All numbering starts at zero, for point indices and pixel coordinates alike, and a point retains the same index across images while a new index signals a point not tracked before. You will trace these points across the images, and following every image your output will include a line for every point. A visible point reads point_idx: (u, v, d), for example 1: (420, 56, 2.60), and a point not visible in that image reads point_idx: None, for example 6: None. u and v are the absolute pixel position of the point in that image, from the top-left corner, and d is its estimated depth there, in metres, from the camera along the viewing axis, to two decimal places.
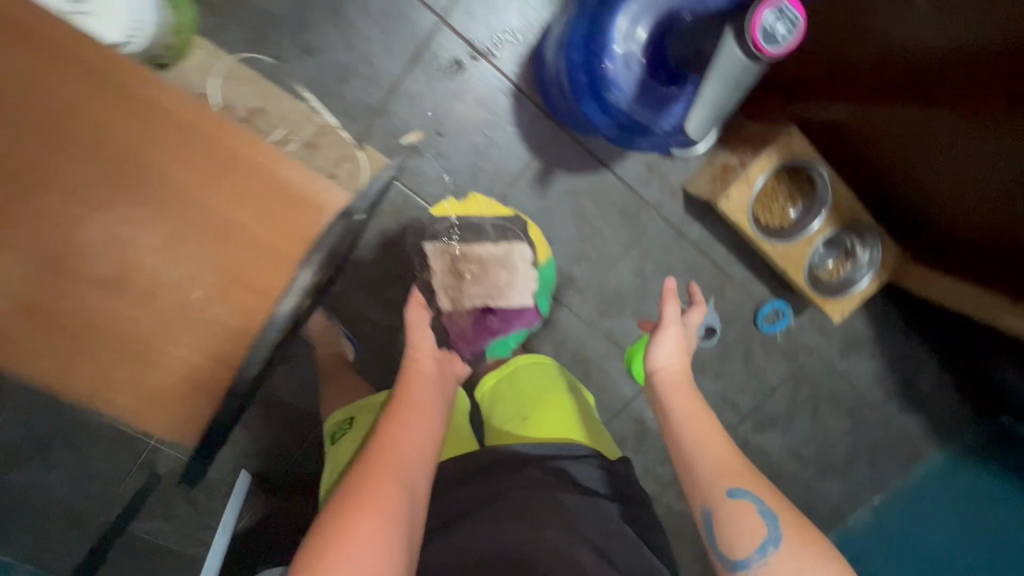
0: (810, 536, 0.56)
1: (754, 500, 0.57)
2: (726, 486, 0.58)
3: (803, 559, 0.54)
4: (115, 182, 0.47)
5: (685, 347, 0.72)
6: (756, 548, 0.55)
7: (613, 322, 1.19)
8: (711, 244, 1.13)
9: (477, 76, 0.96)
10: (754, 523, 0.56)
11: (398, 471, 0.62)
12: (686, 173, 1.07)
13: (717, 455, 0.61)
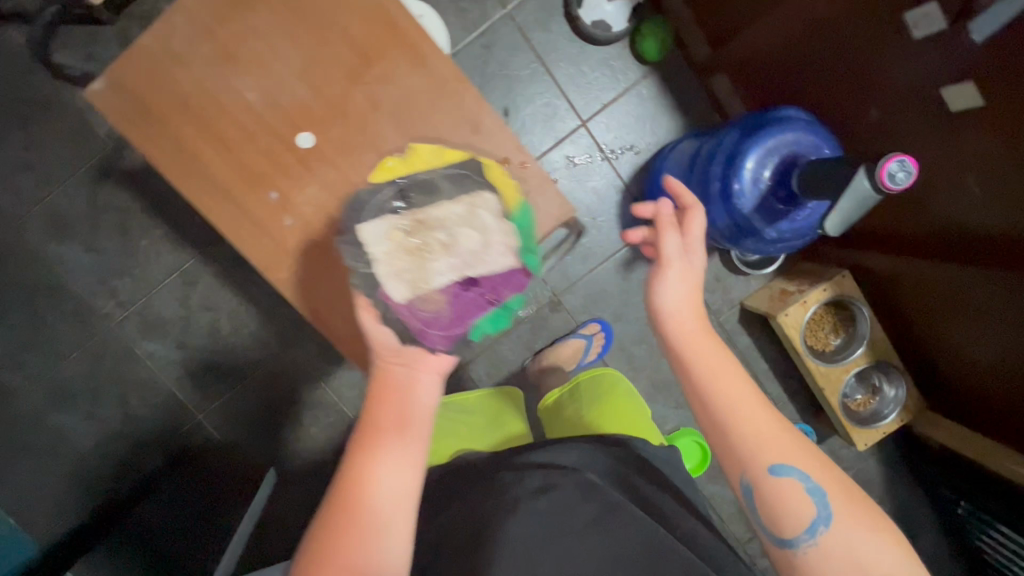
0: (864, 509, 0.55)
1: (803, 476, 0.56)
2: (768, 463, 0.57)
3: (857, 531, 0.54)
4: (431, 162, 0.66)
5: (694, 285, 0.64)
6: (809, 526, 0.55)
7: (655, 407, 1.27)
8: (755, 357, 1.27)
9: (598, 169, 1.17)
10: (805, 505, 0.55)
11: (369, 510, 0.51)
12: (746, 291, 1.25)
13: (762, 432, 0.58)
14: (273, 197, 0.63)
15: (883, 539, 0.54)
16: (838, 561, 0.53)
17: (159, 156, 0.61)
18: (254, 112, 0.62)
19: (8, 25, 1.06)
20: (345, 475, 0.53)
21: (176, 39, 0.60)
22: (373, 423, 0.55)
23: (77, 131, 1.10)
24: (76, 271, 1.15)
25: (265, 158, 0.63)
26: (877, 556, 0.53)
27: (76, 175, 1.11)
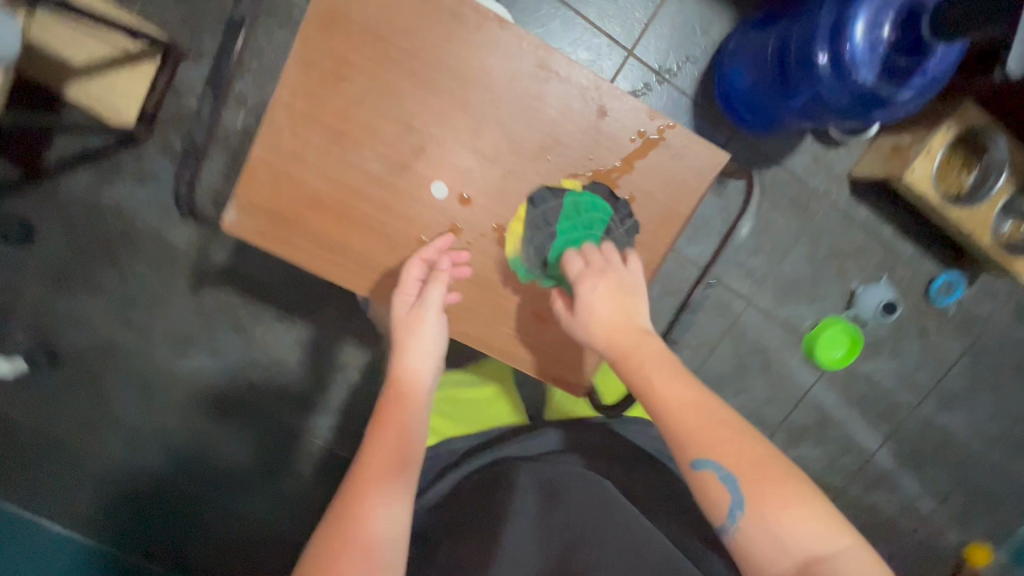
0: (797, 494, 0.50)
1: (718, 468, 0.51)
2: (688, 453, 0.52)
3: (774, 516, 0.49)
4: (557, 164, 0.64)
5: (621, 293, 0.59)
6: (727, 513, 0.51)
7: (790, 309, 1.23)
8: (879, 224, 1.20)
9: (659, 94, 1.09)
10: (720, 491, 0.51)
11: (393, 486, 0.52)
12: (849, 160, 1.16)
13: (678, 410, 0.54)
14: (426, 257, 0.63)
15: (814, 523, 0.49)
16: (758, 546, 0.49)
17: (313, 263, 0.61)
18: (384, 181, 0.61)
19: (64, 178, 1.07)
20: (353, 513, 0.49)
21: (285, 137, 0.58)
22: (389, 460, 0.53)
23: (160, 252, 1.13)
24: (213, 379, 1.20)
25: (407, 223, 0.62)
26: (801, 541, 0.48)
27: (180, 293, 1.15)
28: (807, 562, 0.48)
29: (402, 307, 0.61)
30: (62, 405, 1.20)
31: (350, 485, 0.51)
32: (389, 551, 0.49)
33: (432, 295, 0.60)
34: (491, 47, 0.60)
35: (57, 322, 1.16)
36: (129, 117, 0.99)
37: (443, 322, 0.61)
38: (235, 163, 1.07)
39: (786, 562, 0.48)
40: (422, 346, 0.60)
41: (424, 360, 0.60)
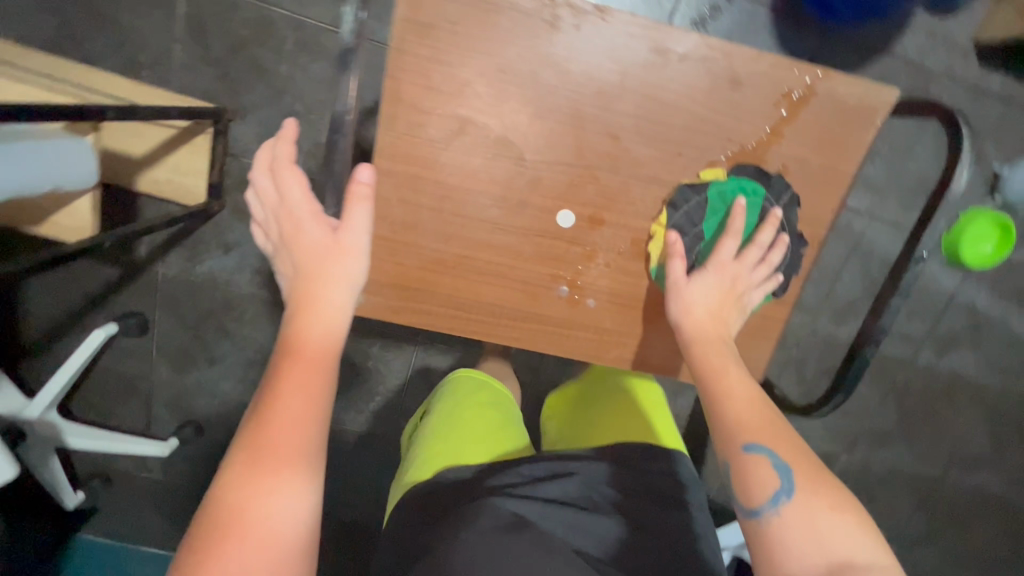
0: (843, 503, 0.49)
1: (772, 455, 0.51)
2: (743, 440, 0.52)
3: (817, 515, 0.48)
4: (676, 161, 0.61)
5: (723, 298, 0.60)
6: (766, 499, 0.49)
7: (922, 213, 1.09)
8: (1019, 90, 1.01)
9: (731, 12, 0.95)
10: (768, 474, 0.50)
11: (300, 408, 0.47)
12: (973, 24, 0.97)
13: (739, 405, 0.54)
14: (565, 291, 0.64)
15: (854, 533, 0.47)
16: (792, 538, 0.47)
17: (458, 323, 0.64)
18: (513, 228, 0.61)
19: (156, 265, 1.09)
20: (251, 474, 0.44)
21: (394, 207, 0.59)
22: (297, 419, 0.47)
23: (262, 313, 1.14)
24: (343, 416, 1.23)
25: (541, 262, 0.63)
26: (838, 542, 0.46)
27: None
28: (839, 564, 0.45)
29: (315, 228, 0.54)
30: (216, 466, 1.27)
31: (258, 413, 0.47)
32: (293, 527, 0.44)
33: (356, 214, 0.53)
34: (588, 61, 0.57)
35: (189, 396, 1.20)
36: (198, 195, 1.00)
37: (361, 255, 0.54)
38: None
39: (816, 558, 0.46)
40: (337, 276, 0.53)
41: (343, 294, 0.53)
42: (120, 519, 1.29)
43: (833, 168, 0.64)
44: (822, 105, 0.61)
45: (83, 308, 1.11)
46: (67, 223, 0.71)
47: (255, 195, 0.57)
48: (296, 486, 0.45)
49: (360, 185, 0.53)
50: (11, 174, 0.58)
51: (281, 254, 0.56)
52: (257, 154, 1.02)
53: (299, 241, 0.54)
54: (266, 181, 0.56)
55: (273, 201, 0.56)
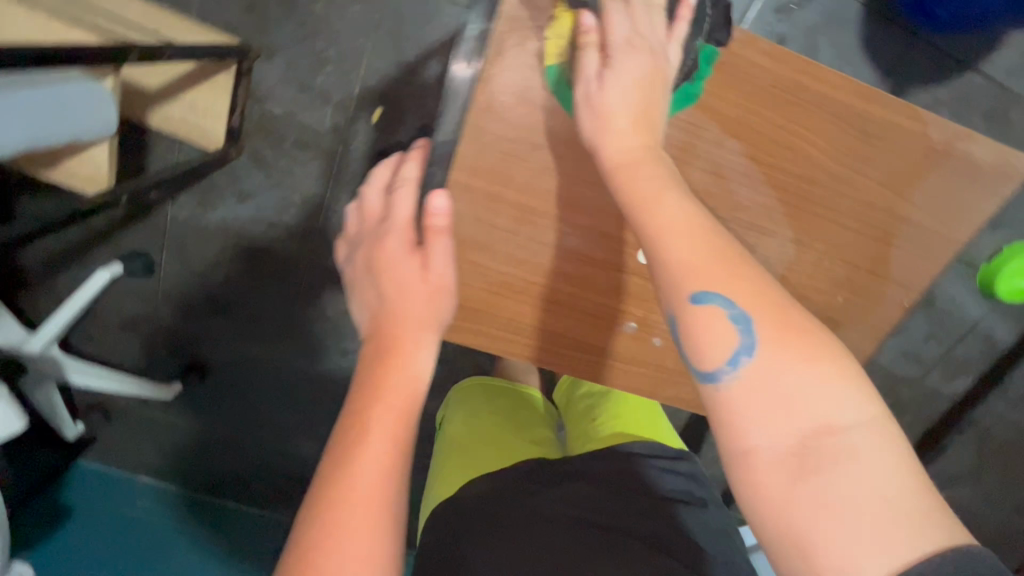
0: (823, 353, 0.36)
1: (725, 307, 0.38)
2: (688, 292, 0.39)
3: (786, 373, 0.36)
4: (788, 212, 0.50)
5: (648, 102, 0.42)
6: (723, 361, 0.38)
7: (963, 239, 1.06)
8: None
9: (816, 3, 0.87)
10: (724, 331, 0.38)
11: (398, 402, 0.38)
12: None
13: (685, 251, 0.40)
14: (631, 327, 0.59)
15: (838, 389, 0.36)
16: (756, 407, 0.37)
17: (517, 349, 0.60)
18: (585, 258, 0.56)
19: (166, 206, 1.03)
20: (360, 425, 0.37)
21: (462, 223, 0.53)
22: (411, 375, 0.40)
23: (273, 267, 1.08)
24: (348, 378, 1.20)
25: (604, 294, 0.58)
26: (810, 398, 0.35)
27: (303, 304, 1.12)
28: (821, 426, 0.35)
29: (404, 262, 0.43)
30: (218, 410, 1.26)
31: (355, 409, 0.38)
32: (394, 491, 0.37)
33: (441, 249, 0.44)
34: (692, 63, 0.45)
35: (194, 342, 1.17)
36: (217, 139, 0.92)
37: (451, 298, 0.45)
38: (331, 165, 0.98)
39: (785, 427, 0.35)
40: (425, 319, 0.42)
41: (431, 333, 0.42)
42: (115, 450, 1.29)
43: (957, 237, 0.51)
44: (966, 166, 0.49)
45: (85, 244, 1.05)
46: (76, 169, 0.65)
47: (356, 211, 0.48)
48: (401, 445, 0.38)
49: (439, 220, 0.44)
50: (25, 125, 0.51)
51: (358, 287, 0.45)
52: (282, 100, 0.93)
53: (385, 265, 0.43)
54: (375, 196, 0.46)
55: (368, 223, 0.46)
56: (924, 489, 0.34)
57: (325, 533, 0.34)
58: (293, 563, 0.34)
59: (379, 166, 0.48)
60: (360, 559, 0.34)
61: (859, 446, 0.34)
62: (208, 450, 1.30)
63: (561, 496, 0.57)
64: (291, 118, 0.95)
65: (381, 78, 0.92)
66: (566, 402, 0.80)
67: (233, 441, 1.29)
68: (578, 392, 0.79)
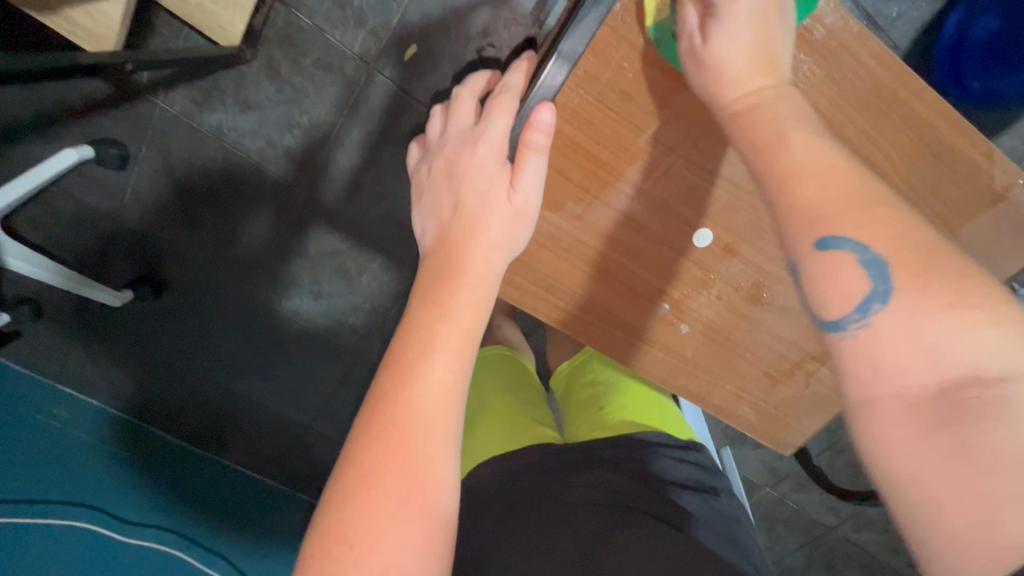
0: (982, 294, 0.31)
1: (860, 250, 0.34)
2: (815, 236, 0.36)
3: (929, 319, 0.32)
4: None
5: (772, 9, 0.41)
6: (856, 306, 0.34)
7: None
8: None
9: None
10: (850, 273, 0.34)
11: (465, 325, 0.37)
12: None
13: (814, 189, 0.37)
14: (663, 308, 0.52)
15: (1002, 338, 0.30)
16: (888, 358, 0.33)
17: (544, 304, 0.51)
18: (637, 224, 0.49)
19: (156, 96, 0.93)
20: (423, 343, 0.35)
21: None
22: (480, 299, 0.38)
23: (266, 188, 1.01)
24: (316, 321, 1.14)
25: (652, 271, 0.50)
26: (966, 342, 0.31)
27: (285, 234, 1.05)
28: (971, 378, 0.30)
29: (491, 174, 0.40)
30: (168, 329, 1.16)
31: (417, 327, 0.36)
32: (454, 412, 0.35)
33: (532, 168, 0.40)
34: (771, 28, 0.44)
35: (156, 249, 1.07)
36: (233, 38, 0.85)
37: (530, 224, 0.41)
38: (350, 94, 0.92)
39: (928, 376, 0.31)
40: (498, 240, 0.40)
41: (501, 257, 0.40)
42: (39, 352, 1.17)
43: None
44: (1007, 214, 0.51)
45: (55, 118, 0.95)
46: (86, 24, 0.58)
47: (441, 116, 0.45)
48: (463, 368, 0.36)
49: (540, 135, 0.40)
50: None
51: (430, 194, 0.42)
52: (312, 11, 0.86)
53: (468, 175, 0.40)
54: (466, 100, 0.43)
55: (454, 126, 0.43)
56: None
57: (387, 454, 0.33)
58: (347, 479, 0.33)
59: (475, 77, 0.47)
60: (423, 483, 0.33)
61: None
62: (146, 369, 1.20)
63: (593, 482, 0.58)
64: (318, 34, 0.88)
65: (423, 15, 0.86)
66: (567, 386, 0.80)
67: (177, 364, 1.20)
68: (580, 376, 0.78)
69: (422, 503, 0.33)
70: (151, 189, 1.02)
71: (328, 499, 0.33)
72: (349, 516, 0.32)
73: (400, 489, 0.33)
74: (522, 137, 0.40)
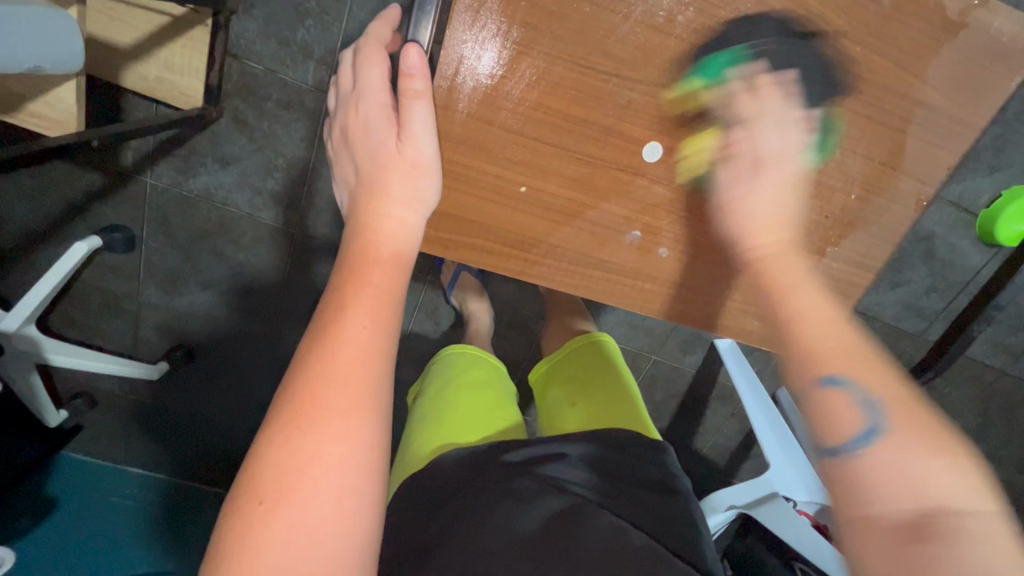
0: (952, 443, 0.36)
1: (857, 389, 0.39)
2: (824, 374, 0.40)
3: (911, 454, 0.36)
4: (803, 100, 0.48)
5: (791, 189, 0.47)
6: (850, 432, 0.38)
7: (964, 185, 1.00)
8: None
9: None
10: (848, 410, 0.38)
11: (382, 286, 0.38)
12: None
13: (830, 336, 0.41)
14: (636, 237, 0.52)
15: (959, 478, 0.34)
16: (875, 485, 0.36)
17: (510, 262, 0.51)
18: (582, 154, 0.48)
19: (144, 174, 0.98)
20: (340, 303, 0.37)
21: (456, 126, 0.46)
22: (392, 257, 0.40)
23: (261, 235, 1.04)
24: None
25: (612, 199, 0.50)
26: (940, 479, 0.34)
27: (291, 274, 1.08)
28: (933, 507, 0.33)
29: (378, 130, 0.42)
30: (207, 391, 1.22)
31: (335, 291, 0.38)
32: (373, 367, 0.36)
33: (417, 116, 0.42)
34: None
35: (177, 317, 1.13)
36: (194, 98, 0.88)
37: (428, 173, 0.43)
38: (315, 125, 0.94)
39: (904, 503, 0.34)
40: (400, 196, 0.41)
41: (408, 214, 0.42)
42: (101, 439, 1.25)
43: (965, 122, 0.49)
44: (984, 43, 0.47)
45: (63, 218, 1.02)
46: (46, 113, 0.63)
47: (334, 85, 0.47)
48: (382, 325, 0.37)
49: (417, 80, 0.42)
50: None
51: (336, 163, 0.45)
52: (262, 57, 0.89)
53: (360, 137, 0.43)
54: (347, 61, 0.45)
55: (340, 90, 0.45)
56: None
57: (301, 410, 0.34)
58: (264, 440, 0.34)
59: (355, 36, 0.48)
60: (337, 437, 0.34)
61: (978, 533, 0.32)
62: (196, 433, 1.26)
63: (527, 500, 0.57)
64: (272, 76, 0.91)
65: (363, 29, 0.87)
66: (543, 390, 0.81)
67: (221, 423, 1.25)
68: (559, 375, 0.79)
69: (336, 460, 0.33)
70: (160, 263, 1.07)
71: (245, 466, 0.34)
72: (264, 476, 0.32)
73: (314, 444, 0.33)
74: (400, 87, 0.42)
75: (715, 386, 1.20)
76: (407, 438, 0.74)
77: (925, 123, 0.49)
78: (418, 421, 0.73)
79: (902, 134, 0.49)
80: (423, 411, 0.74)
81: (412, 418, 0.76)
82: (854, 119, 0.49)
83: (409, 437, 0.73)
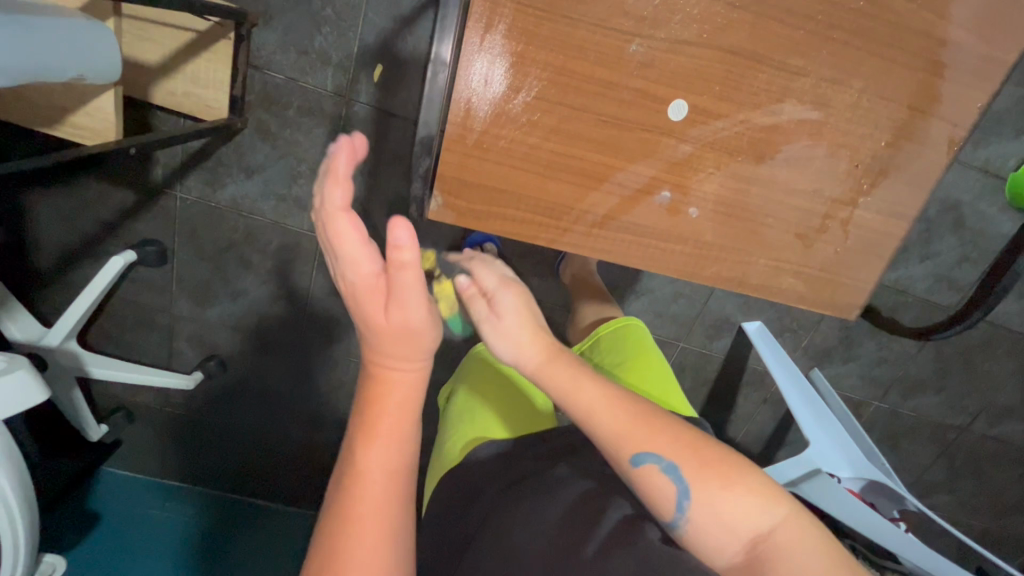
0: (742, 475, 0.46)
1: (663, 462, 0.46)
2: (629, 455, 0.47)
3: (721, 501, 0.45)
4: (824, 50, 0.48)
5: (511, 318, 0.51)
6: (674, 507, 0.46)
7: (990, 150, 0.98)
8: None
9: None
10: (662, 486, 0.46)
11: (395, 424, 0.47)
12: None
13: (615, 419, 0.48)
14: (666, 198, 0.52)
15: (757, 499, 0.45)
16: (707, 534, 0.45)
17: (545, 231, 0.53)
18: (608, 117, 0.49)
19: (174, 188, 1.02)
20: (362, 442, 0.46)
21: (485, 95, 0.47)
22: (399, 404, 0.47)
23: (287, 242, 1.07)
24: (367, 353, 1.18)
25: (639, 161, 0.50)
26: (746, 516, 0.44)
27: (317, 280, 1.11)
28: (752, 540, 0.44)
29: (370, 303, 0.44)
30: (240, 402, 1.24)
31: (358, 431, 0.47)
32: (396, 496, 0.46)
33: (408, 286, 0.43)
34: None
35: (209, 329, 1.16)
36: (220, 110, 0.91)
37: (429, 324, 0.46)
38: (336, 131, 0.97)
39: (732, 543, 0.44)
40: (400, 352, 0.46)
41: (412, 363, 0.47)
42: (141, 453, 1.28)
43: (991, 64, 0.49)
44: None
45: (98, 236, 1.06)
46: (88, 123, 0.66)
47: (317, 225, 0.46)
48: (394, 459, 0.46)
49: (404, 252, 0.41)
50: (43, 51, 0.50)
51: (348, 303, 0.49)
52: (282, 66, 0.92)
53: (358, 302, 0.45)
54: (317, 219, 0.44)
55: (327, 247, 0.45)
56: (821, 545, 0.44)
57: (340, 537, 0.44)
58: (316, 555, 0.45)
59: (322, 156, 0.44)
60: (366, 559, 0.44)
61: (785, 543, 0.43)
62: (231, 445, 1.29)
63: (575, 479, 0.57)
64: (293, 85, 0.94)
65: (378, 33, 0.90)
66: None
67: (255, 433, 1.27)
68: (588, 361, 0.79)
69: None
70: (191, 275, 1.10)
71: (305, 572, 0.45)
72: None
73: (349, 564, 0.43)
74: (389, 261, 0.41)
75: (746, 370, 1.19)
76: (440, 438, 0.74)
77: (951, 66, 0.49)
78: (451, 421, 0.74)
79: (927, 79, 0.49)
80: (455, 409, 0.74)
81: (445, 419, 0.76)
82: (877, 66, 0.49)
83: (443, 436, 0.74)
